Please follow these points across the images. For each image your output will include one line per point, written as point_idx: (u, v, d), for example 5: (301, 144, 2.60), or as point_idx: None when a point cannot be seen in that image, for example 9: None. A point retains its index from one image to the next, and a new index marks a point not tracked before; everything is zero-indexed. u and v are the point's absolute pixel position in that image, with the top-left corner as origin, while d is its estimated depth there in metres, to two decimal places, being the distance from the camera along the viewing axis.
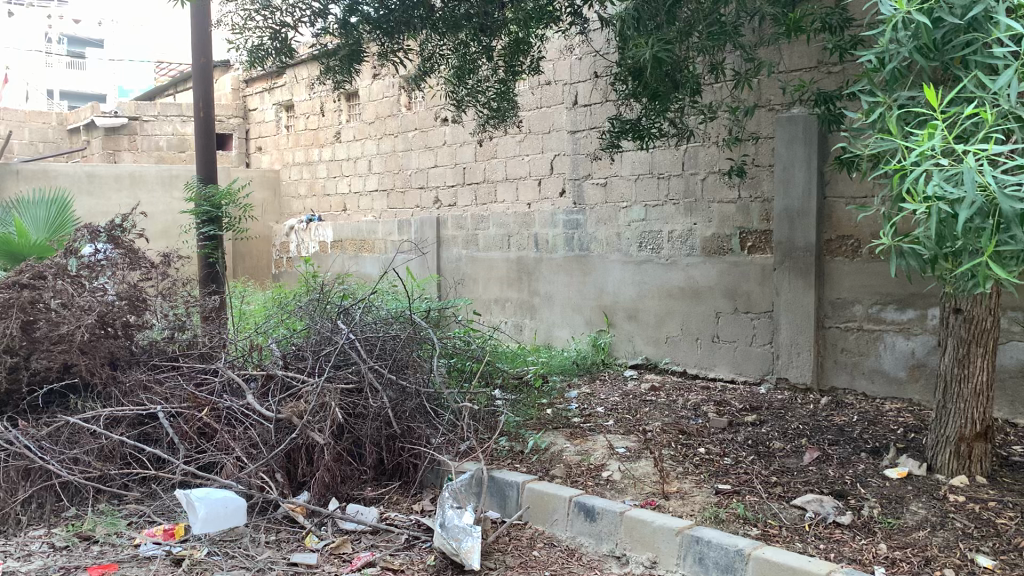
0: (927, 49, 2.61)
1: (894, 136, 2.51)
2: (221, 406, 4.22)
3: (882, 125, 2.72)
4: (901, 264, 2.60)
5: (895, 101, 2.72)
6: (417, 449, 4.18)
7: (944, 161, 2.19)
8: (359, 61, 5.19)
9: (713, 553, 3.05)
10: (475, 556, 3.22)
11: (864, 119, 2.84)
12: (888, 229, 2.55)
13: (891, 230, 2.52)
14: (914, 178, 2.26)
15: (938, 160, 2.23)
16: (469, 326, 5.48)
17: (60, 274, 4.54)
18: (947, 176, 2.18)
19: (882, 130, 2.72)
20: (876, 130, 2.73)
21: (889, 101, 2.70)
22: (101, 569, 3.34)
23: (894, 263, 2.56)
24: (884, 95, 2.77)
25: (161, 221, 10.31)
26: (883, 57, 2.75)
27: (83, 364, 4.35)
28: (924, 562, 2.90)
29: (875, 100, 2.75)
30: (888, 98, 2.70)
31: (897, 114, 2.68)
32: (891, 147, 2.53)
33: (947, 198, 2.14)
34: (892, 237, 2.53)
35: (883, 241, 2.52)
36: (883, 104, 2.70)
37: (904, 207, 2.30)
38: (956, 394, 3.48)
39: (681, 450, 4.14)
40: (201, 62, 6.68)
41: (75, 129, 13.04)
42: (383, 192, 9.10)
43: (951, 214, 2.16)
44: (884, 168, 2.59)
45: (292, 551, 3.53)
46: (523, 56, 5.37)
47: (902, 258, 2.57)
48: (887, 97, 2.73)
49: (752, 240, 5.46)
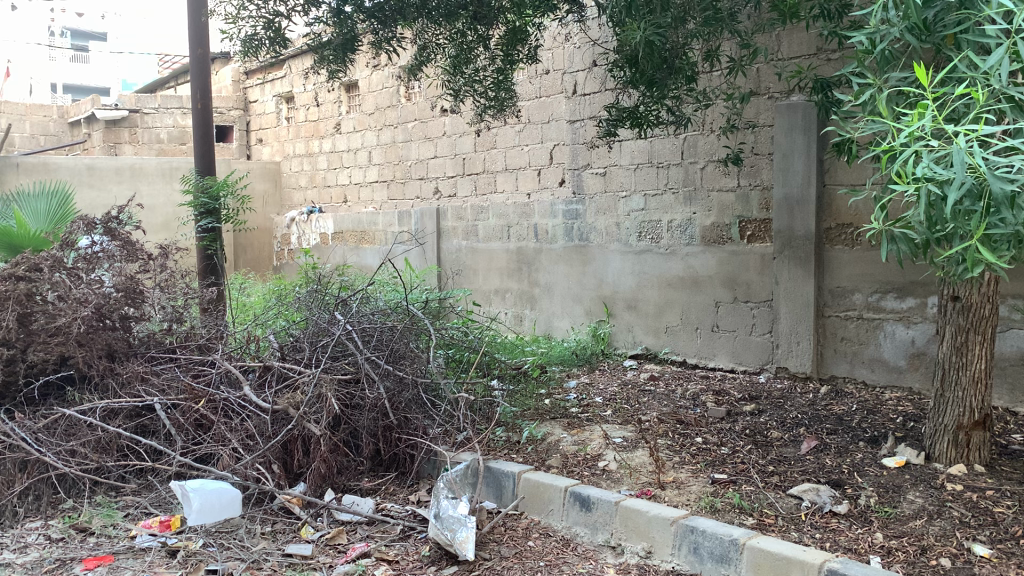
0: (919, 30, 2.56)
1: (883, 118, 2.48)
2: (217, 397, 4.20)
3: (873, 107, 2.68)
4: (892, 249, 2.57)
5: (886, 83, 2.68)
6: (414, 441, 4.13)
7: (934, 142, 2.15)
8: (353, 51, 5.18)
9: (708, 543, 3.03)
10: (470, 546, 3.19)
11: (855, 102, 2.80)
12: (879, 214, 2.52)
13: (882, 215, 2.49)
14: (903, 159, 2.22)
15: (929, 141, 2.18)
16: (467, 316, 5.47)
17: (57, 266, 4.50)
18: (937, 157, 2.15)
19: (873, 111, 2.68)
20: (867, 112, 2.70)
21: (879, 83, 2.65)
22: (98, 561, 3.34)
23: (885, 248, 2.52)
24: (876, 77, 2.72)
25: (162, 214, 10.34)
26: (874, 38, 2.70)
27: (81, 356, 4.34)
28: (921, 550, 2.87)
29: (865, 81, 2.71)
30: (879, 80, 2.66)
31: (887, 96, 2.64)
32: (882, 129, 2.49)
33: (936, 179, 2.10)
34: (883, 222, 2.50)
35: (875, 226, 2.49)
36: (875, 86, 2.66)
37: (894, 189, 2.27)
38: (955, 383, 3.46)
39: (679, 439, 4.12)
40: (200, 52, 6.67)
41: (76, 122, 13.03)
42: (383, 183, 9.09)
43: (940, 196, 2.12)
44: (875, 150, 2.56)
45: (286, 542, 3.52)
46: (521, 45, 5.36)
47: (893, 242, 2.53)
48: (877, 79, 2.69)
49: (752, 228, 5.42)
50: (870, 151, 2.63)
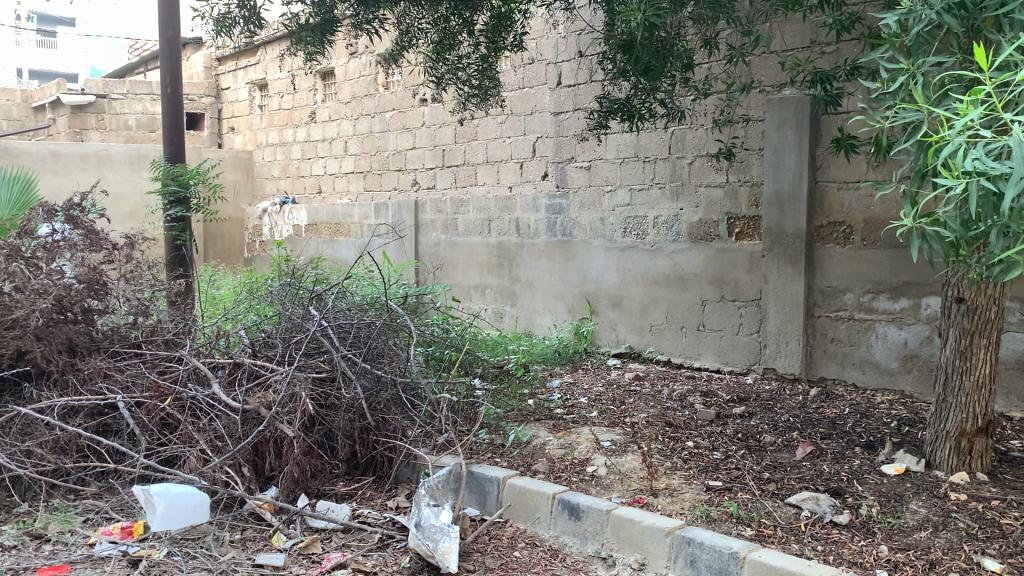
0: (960, 11, 2.39)
1: (921, 106, 2.29)
2: (185, 396, 3.97)
3: (904, 95, 2.51)
4: (923, 247, 2.38)
5: (919, 68, 2.50)
6: (392, 443, 3.93)
7: (987, 132, 1.93)
8: (332, 33, 4.97)
9: (706, 556, 2.88)
10: (453, 558, 3.03)
11: (885, 89, 2.63)
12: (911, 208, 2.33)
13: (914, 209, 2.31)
14: (951, 151, 2.01)
15: (981, 131, 1.96)
16: (447, 313, 5.28)
17: (14, 255, 4.25)
18: (991, 149, 1.92)
19: (904, 100, 2.51)
20: (898, 99, 2.53)
21: (912, 69, 2.48)
22: (53, 571, 3.10)
23: (915, 247, 2.33)
24: (909, 62, 2.54)
25: (130, 202, 10.04)
26: (907, 19, 2.52)
27: (38, 351, 4.08)
28: (929, 565, 2.74)
29: (897, 67, 2.54)
30: (912, 66, 2.49)
31: (921, 82, 2.47)
32: (917, 118, 2.31)
33: (990, 174, 1.88)
34: (915, 217, 2.31)
35: (905, 221, 2.30)
36: (907, 71, 2.49)
37: (938, 183, 2.06)
38: (957, 388, 3.33)
39: (669, 443, 3.96)
40: (169, 34, 6.38)
41: (40, 107, 12.62)
42: (358, 174, 8.86)
43: (994, 192, 1.90)
44: (908, 141, 2.39)
45: (257, 551, 3.31)
46: (507, 32, 5.15)
47: (924, 240, 2.34)
48: (911, 64, 2.51)
49: (740, 225, 5.28)
50: (903, 142, 2.46)
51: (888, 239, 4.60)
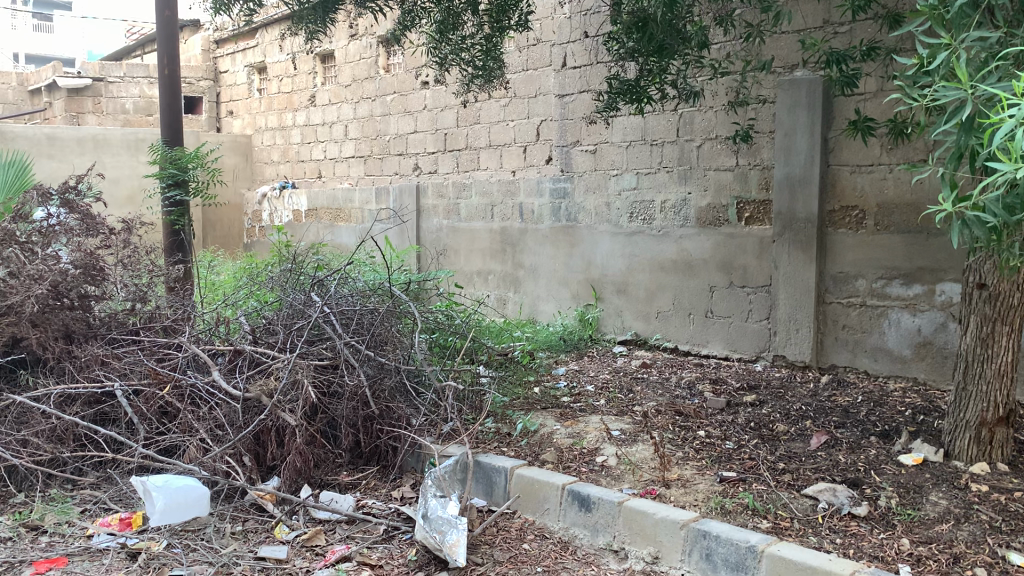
0: None
1: (964, 84, 2.18)
2: (184, 383, 3.87)
3: (944, 71, 2.39)
4: (962, 233, 2.26)
5: (960, 43, 2.38)
6: (396, 432, 3.84)
7: None
8: (333, 11, 4.84)
9: (722, 549, 2.79)
10: (461, 550, 2.95)
11: (924, 65, 2.51)
12: (951, 193, 2.22)
13: (953, 194, 2.21)
14: (1006, 133, 1.86)
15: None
16: (450, 299, 5.18)
17: (10, 240, 4.16)
18: None
19: (945, 77, 2.40)
20: (937, 77, 2.41)
21: (954, 44, 2.35)
22: (49, 564, 3.02)
23: (955, 232, 2.22)
24: (950, 37, 2.42)
25: (127, 186, 9.92)
26: None
27: (34, 337, 4.00)
28: (953, 559, 2.66)
29: (938, 43, 2.41)
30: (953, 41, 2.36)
31: (962, 58, 2.34)
32: (959, 97, 2.20)
33: None
34: (954, 202, 2.21)
35: (945, 206, 2.19)
36: (950, 46, 2.36)
37: (992, 168, 1.94)
38: (978, 376, 3.24)
39: (681, 432, 3.87)
40: (167, 15, 6.27)
41: (36, 91, 12.48)
42: (360, 158, 8.75)
43: None
44: (948, 122, 2.28)
45: (259, 543, 3.22)
46: (513, 9, 5.01)
47: (964, 225, 2.24)
48: (953, 39, 2.39)
49: (750, 209, 5.17)
50: (942, 122, 2.34)
51: (903, 222, 4.50)
